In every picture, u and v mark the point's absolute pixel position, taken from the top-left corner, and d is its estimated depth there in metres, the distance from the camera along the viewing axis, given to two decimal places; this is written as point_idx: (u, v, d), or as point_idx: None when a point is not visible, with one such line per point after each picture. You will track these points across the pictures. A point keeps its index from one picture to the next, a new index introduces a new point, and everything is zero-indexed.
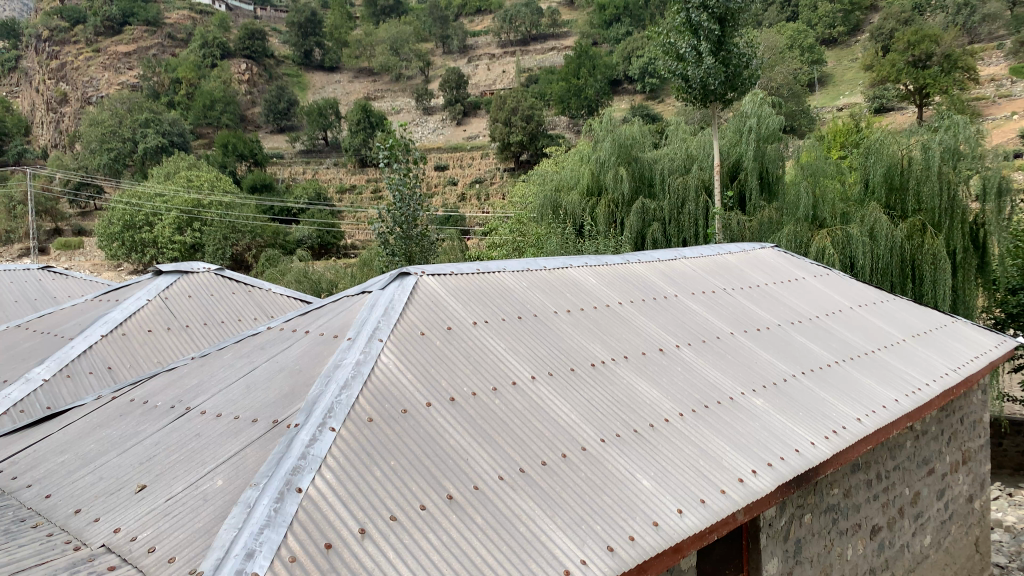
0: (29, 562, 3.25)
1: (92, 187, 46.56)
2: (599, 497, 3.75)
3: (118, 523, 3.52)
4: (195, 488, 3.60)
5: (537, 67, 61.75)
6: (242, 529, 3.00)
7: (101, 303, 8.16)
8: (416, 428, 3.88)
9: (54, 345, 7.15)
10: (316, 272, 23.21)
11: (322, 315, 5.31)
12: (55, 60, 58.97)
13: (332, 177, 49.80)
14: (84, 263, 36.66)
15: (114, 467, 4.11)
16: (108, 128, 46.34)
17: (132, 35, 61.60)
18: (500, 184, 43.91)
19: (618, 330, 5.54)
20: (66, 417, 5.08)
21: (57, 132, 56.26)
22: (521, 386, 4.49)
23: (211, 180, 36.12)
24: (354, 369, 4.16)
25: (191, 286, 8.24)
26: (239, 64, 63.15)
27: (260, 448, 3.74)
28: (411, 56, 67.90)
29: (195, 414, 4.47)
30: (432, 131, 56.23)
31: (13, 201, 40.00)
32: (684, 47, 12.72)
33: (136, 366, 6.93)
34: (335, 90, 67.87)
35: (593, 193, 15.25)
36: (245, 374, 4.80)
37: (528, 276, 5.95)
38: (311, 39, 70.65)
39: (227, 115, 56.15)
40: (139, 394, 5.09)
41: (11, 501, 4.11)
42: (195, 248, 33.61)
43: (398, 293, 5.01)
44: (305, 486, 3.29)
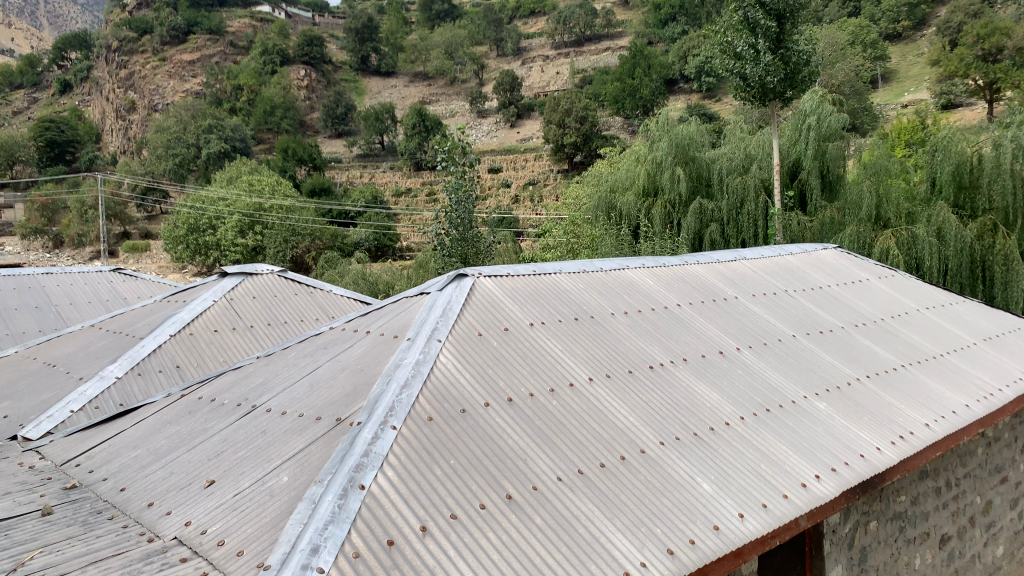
0: (106, 552, 3.40)
1: (158, 192, 47.31)
2: (659, 500, 3.74)
3: (188, 517, 3.64)
4: (262, 484, 3.71)
5: (592, 67, 61.45)
6: (308, 525, 3.08)
7: (170, 303, 8.44)
8: (474, 428, 3.92)
9: (126, 344, 7.39)
10: (373, 274, 23.51)
11: (381, 316, 5.40)
12: (123, 69, 61.11)
13: (388, 181, 50.44)
14: (150, 266, 37.82)
15: (185, 462, 4.26)
16: (172, 135, 48.23)
17: (196, 43, 63.35)
18: (554, 185, 43.84)
19: (677, 333, 5.50)
20: (137, 414, 5.27)
21: (125, 139, 58.71)
22: (579, 388, 4.48)
23: (272, 184, 36.40)
24: (414, 368, 4.21)
25: (255, 287, 8.45)
26: (299, 70, 64.42)
27: (325, 446, 3.82)
28: (465, 59, 68.07)
29: (261, 412, 4.59)
30: (486, 134, 56.55)
31: (85, 205, 41.68)
32: (742, 45, 12.54)
33: (203, 365, 7.13)
34: (391, 95, 68.74)
35: (649, 193, 15.14)
36: (308, 373, 4.90)
37: (584, 277, 5.94)
38: (367, 44, 71.94)
39: (287, 120, 57.35)
40: (207, 391, 5.25)
41: (87, 494, 4.28)
42: (256, 250, 34.71)
43: (456, 293, 5.06)
44: (368, 483, 3.36)
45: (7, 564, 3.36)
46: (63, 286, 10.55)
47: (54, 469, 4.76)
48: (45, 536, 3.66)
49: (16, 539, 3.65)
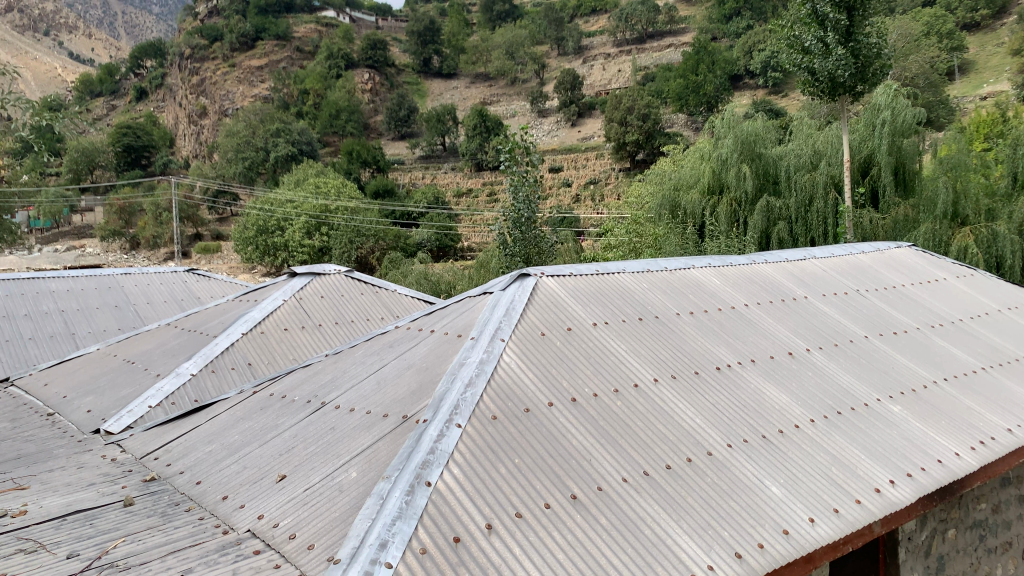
0: (184, 543, 3.53)
1: (229, 195, 48.67)
2: (726, 503, 3.68)
3: (261, 510, 3.75)
4: (332, 479, 3.79)
5: (654, 64, 60.79)
6: (376, 520, 3.14)
7: (242, 303, 8.68)
8: (538, 428, 3.92)
9: (199, 342, 7.62)
10: (436, 274, 23.77)
11: (446, 315, 5.45)
12: (196, 76, 63.25)
13: (449, 181, 50.82)
14: (221, 266, 39.02)
15: (257, 457, 4.38)
16: (242, 138, 49.59)
17: (265, 49, 65.05)
18: (616, 184, 43.46)
19: (745, 333, 5.41)
20: (212, 409, 5.45)
21: (197, 144, 60.89)
22: (644, 389, 4.44)
23: (338, 186, 37.29)
24: (479, 367, 4.24)
25: (323, 287, 8.63)
26: (363, 73, 65.53)
27: (391, 444, 3.88)
28: (526, 59, 68.01)
29: (330, 408, 4.69)
30: (547, 133, 56.55)
31: (160, 208, 43.25)
32: (810, 39, 12.25)
33: (274, 363, 7.31)
34: (453, 97, 69.31)
35: (714, 191, 14.90)
36: (375, 371, 4.99)
37: (648, 276, 5.88)
38: (430, 46, 72.74)
39: (351, 123, 58.39)
40: (278, 388, 5.39)
41: (166, 486, 4.43)
42: (322, 251, 35.19)
43: (519, 293, 5.07)
44: (434, 480, 3.40)
45: (92, 551, 3.50)
46: (140, 286, 10.96)
47: (134, 462, 4.95)
48: (128, 525, 3.82)
49: (100, 528, 3.82)
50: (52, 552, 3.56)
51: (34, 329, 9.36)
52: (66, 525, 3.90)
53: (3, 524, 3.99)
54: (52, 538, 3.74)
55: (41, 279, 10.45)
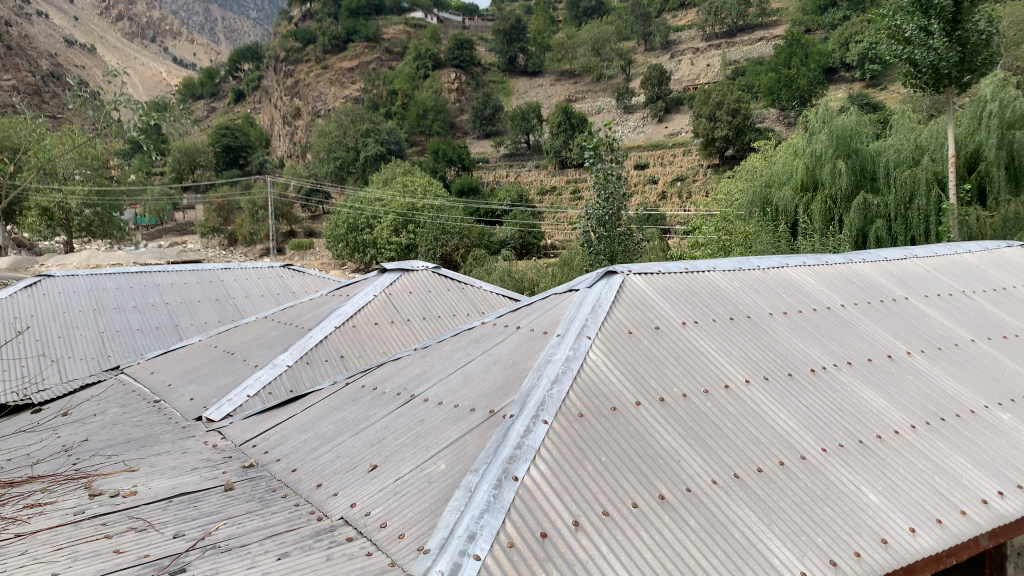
0: (281, 527, 3.67)
1: (321, 194, 50.03)
2: (820, 509, 3.57)
3: (353, 498, 3.86)
4: (421, 471, 3.87)
5: (744, 58, 59.22)
6: (465, 512, 3.21)
7: (335, 297, 8.93)
8: (625, 426, 3.88)
9: (295, 335, 7.88)
10: (519, 271, 23.77)
11: (531, 312, 5.46)
12: (290, 78, 65.55)
13: (533, 179, 50.87)
14: (314, 263, 40.27)
15: (349, 447, 4.50)
16: (333, 138, 51.07)
17: (355, 51, 66.65)
18: (704, 180, 42.57)
19: (841, 334, 5.22)
20: (307, 399, 5.65)
21: (291, 144, 63.15)
22: (734, 391, 4.35)
23: (424, 184, 37.84)
24: (565, 365, 4.23)
25: (411, 283, 8.79)
26: (450, 73, 66.28)
27: (479, 436, 3.94)
28: (612, 55, 67.32)
29: (419, 401, 4.78)
30: (632, 130, 56.01)
31: (256, 206, 44.99)
32: (911, 28, 11.74)
33: (365, 355, 7.51)
34: (538, 94, 69.39)
35: (807, 188, 14.44)
36: (462, 365, 5.06)
37: (739, 275, 5.73)
38: (515, 44, 73.19)
39: (438, 122, 59.08)
40: (369, 380, 5.54)
41: (264, 472, 4.61)
42: (409, 248, 35.85)
43: (606, 290, 5.03)
44: (521, 475, 3.42)
45: (196, 532, 3.70)
46: (239, 280, 11.41)
47: (234, 449, 5.17)
48: (229, 509, 4.00)
49: (203, 510, 4.01)
50: (159, 531, 3.76)
51: (141, 320, 9.86)
52: (172, 506, 4.12)
53: (116, 503, 4.24)
54: (159, 518, 3.95)
55: (149, 272, 10.98)
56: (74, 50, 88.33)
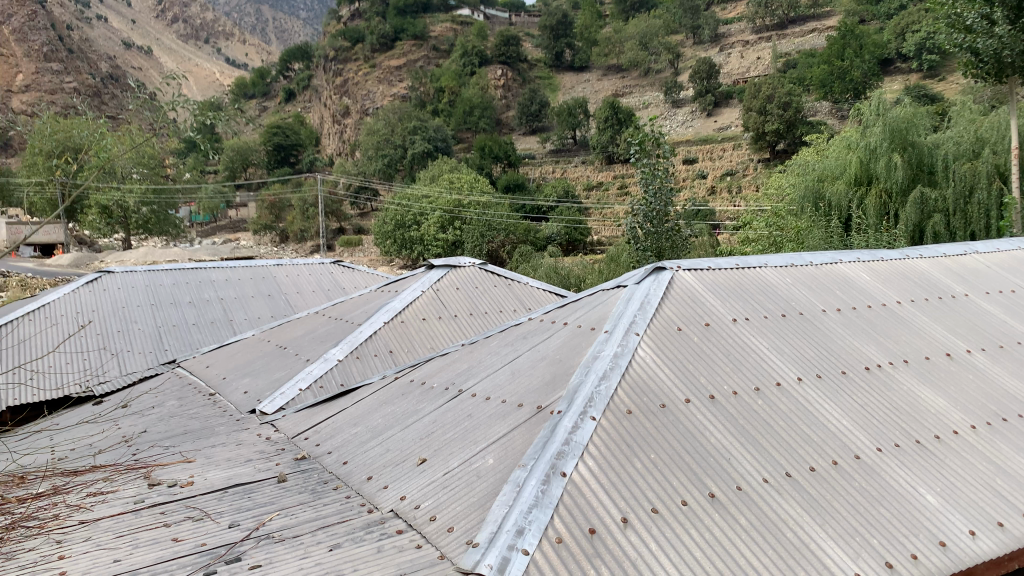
0: (332, 519, 3.74)
1: (369, 191, 50.66)
2: (875, 509, 3.49)
3: (403, 491, 3.91)
4: (469, 465, 3.90)
5: (796, 51, 58.08)
6: (513, 507, 3.23)
7: (383, 293, 9.03)
8: (675, 424, 3.85)
9: (345, 330, 7.98)
10: (565, 267, 23.71)
11: (578, 308, 5.44)
12: (339, 77, 66.53)
13: (580, 175, 50.69)
14: (362, 259, 40.80)
15: (399, 440, 4.56)
16: (381, 137, 51.61)
17: (403, 49, 67.21)
18: (754, 175, 41.92)
19: (897, 332, 5.10)
20: (357, 393, 5.73)
21: (340, 142, 64.16)
22: (786, 388, 4.28)
23: (470, 181, 38.03)
24: (613, 361, 4.21)
25: (458, 279, 8.83)
26: (496, 69, 66.35)
27: (526, 432, 3.95)
28: (660, 49, 66.51)
29: (467, 396, 4.81)
30: (681, 124, 55.47)
31: (307, 203, 45.68)
32: (973, 17, 11.32)
33: (413, 351, 7.57)
34: (585, 90, 69.14)
35: (861, 182, 14.13)
36: (510, 361, 5.07)
37: (791, 271, 5.62)
38: (562, 40, 73.13)
39: (485, 119, 59.21)
40: (418, 375, 5.60)
41: (315, 465, 4.69)
42: (456, 245, 35.83)
43: (654, 287, 4.98)
44: (569, 471, 3.42)
45: (250, 522, 3.78)
46: (290, 276, 11.62)
47: (287, 441, 5.27)
48: (282, 500, 4.08)
49: (258, 501, 4.10)
50: (216, 521, 3.86)
51: (196, 315, 10.10)
52: (227, 496, 4.22)
53: (174, 493, 4.37)
54: (216, 508, 4.05)
55: (204, 269, 11.24)
56: (132, 52, 90.93)
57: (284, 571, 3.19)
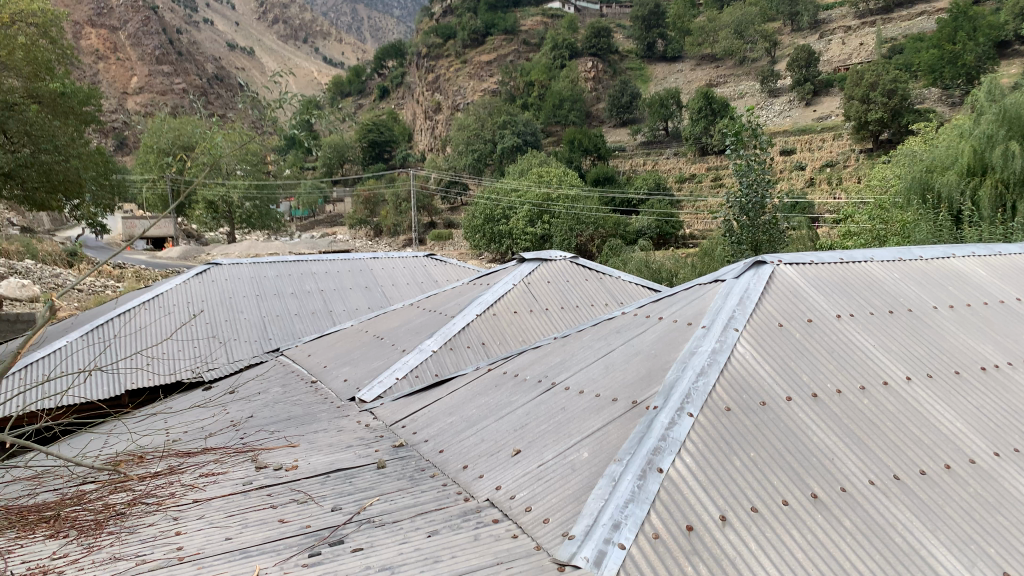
0: (430, 506, 3.83)
1: (459, 185, 52.18)
2: (992, 518, 3.31)
3: (498, 481, 3.96)
4: (564, 457, 3.93)
5: (903, 35, 55.40)
6: (610, 502, 3.22)
7: (476, 286, 9.14)
8: (775, 422, 3.76)
9: (439, 322, 8.12)
10: (657, 261, 23.35)
11: (674, 302, 5.35)
12: (431, 73, 67.93)
13: (671, 167, 50.11)
14: (452, 253, 41.39)
15: (493, 431, 4.61)
16: (472, 131, 52.09)
17: (493, 44, 67.76)
18: (856, 166, 40.20)
19: (1014, 329, 4.82)
20: (452, 383, 5.84)
21: (432, 137, 65.61)
22: (894, 387, 4.10)
23: (559, 175, 37.51)
24: (711, 357, 4.13)
25: (551, 273, 8.84)
26: (586, 62, 65.89)
27: (622, 426, 3.94)
28: (756, 37, 64.60)
29: (560, 389, 4.83)
30: (778, 114, 53.88)
31: (400, 198, 46.74)
32: None
33: (505, 343, 7.61)
34: (677, 80, 67.98)
35: (975, 172, 13.35)
36: (602, 356, 5.05)
37: (899, 266, 5.38)
38: (654, 30, 72.34)
39: (575, 112, 58.78)
40: (511, 367, 5.65)
41: (412, 452, 4.80)
42: (544, 238, 35.64)
43: (755, 281, 4.87)
44: (665, 468, 3.38)
45: (352, 506, 3.92)
46: (386, 269, 11.91)
47: (385, 428, 5.42)
48: (382, 485, 4.19)
49: (358, 486, 4.24)
50: (319, 504, 4.01)
51: (298, 305, 10.47)
52: (330, 480, 4.38)
53: (280, 476, 4.56)
54: (319, 491, 4.20)
55: (305, 261, 11.64)
56: (235, 54, 95.31)
57: (386, 554, 3.29)
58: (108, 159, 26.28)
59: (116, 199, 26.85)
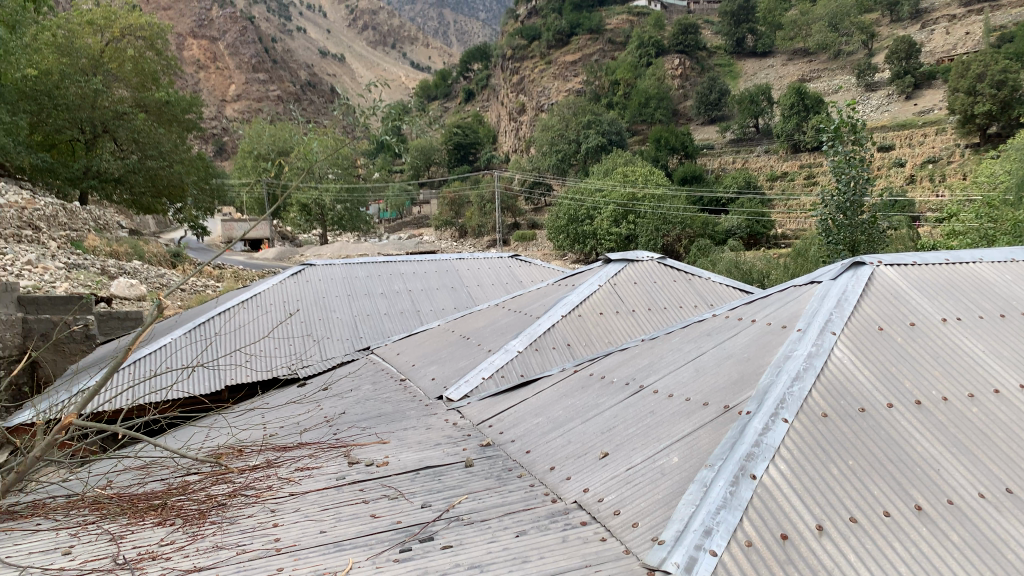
0: (518, 506, 3.84)
1: (543, 186, 52.25)
2: None
3: (586, 484, 3.94)
4: (653, 462, 3.87)
5: (1013, 22, 52.39)
6: (701, 508, 3.16)
7: (561, 287, 9.14)
8: (877, 429, 3.61)
9: (525, 322, 8.14)
10: (748, 262, 22.72)
11: (767, 305, 5.20)
12: (517, 75, 68.59)
13: (762, 165, 48.85)
14: (536, 254, 41.48)
15: (580, 433, 4.60)
16: (556, 132, 52.15)
17: (578, 44, 67.65)
18: (961, 161, 38.18)
19: None
20: (539, 384, 5.86)
21: (517, 139, 66.24)
22: (1007, 396, 3.86)
23: (645, 174, 37.00)
24: (807, 361, 4.00)
25: (637, 274, 8.75)
26: (673, 59, 64.88)
27: (714, 431, 3.86)
28: (852, 30, 62.35)
29: (648, 392, 4.76)
30: (876, 109, 51.80)
31: (484, 200, 47.22)
32: None
33: (591, 344, 7.57)
34: (768, 75, 66.20)
35: None
36: (693, 359, 4.96)
37: (1010, 268, 5.05)
38: (744, 25, 70.69)
39: (661, 110, 58.02)
40: (597, 368, 5.62)
41: (500, 452, 4.83)
42: (629, 239, 35.26)
43: (853, 282, 4.69)
44: (760, 474, 3.29)
45: (441, 504, 3.98)
46: (471, 269, 12.06)
47: (472, 427, 5.46)
48: (470, 484, 4.24)
49: (447, 484, 4.29)
50: (409, 500, 4.08)
51: (388, 305, 10.70)
52: (419, 477, 4.45)
53: (372, 472, 4.67)
54: (409, 488, 4.29)
55: (394, 261, 11.89)
56: (326, 61, 98.56)
57: (475, 552, 3.33)
58: (208, 165, 27.49)
59: (215, 203, 27.95)
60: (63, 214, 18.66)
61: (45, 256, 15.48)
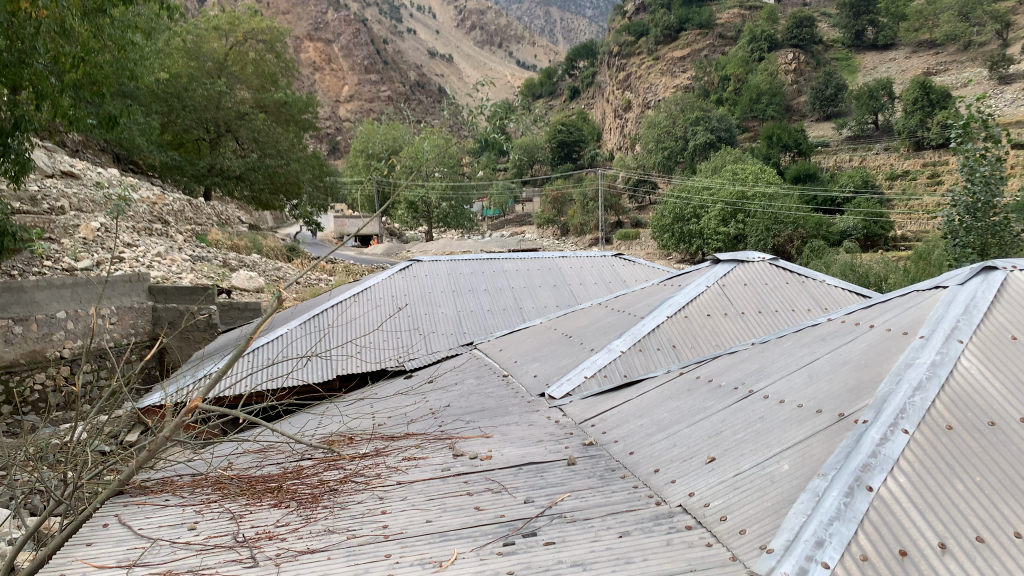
0: (621, 506, 3.83)
1: (648, 183, 51.52)
2: None
3: (692, 488, 3.88)
4: (762, 469, 3.78)
5: None
6: (812, 518, 3.06)
7: (666, 286, 9.00)
8: (1007, 446, 3.40)
9: (628, 323, 8.07)
10: (864, 264, 21.66)
11: (887, 310, 4.96)
12: (623, 72, 69.70)
13: (882, 163, 46.49)
14: (640, 253, 41.07)
15: (685, 436, 4.53)
16: (663, 129, 51.36)
17: (687, 39, 66.29)
18: None
19: None
20: (642, 386, 5.81)
21: (622, 136, 66.89)
22: None
23: (756, 171, 35.82)
24: (930, 370, 3.80)
25: (747, 275, 8.52)
26: (787, 54, 62.46)
27: (828, 439, 3.72)
28: (985, 18, 58.55)
29: (758, 397, 4.64)
30: (1010, 102, 48.38)
31: (587, 197, 47.12)
32: None
33: (697, 346, 7.41)
34: (890, 69, 63.09)
35: None
36: (806, 364, 4.80)
37: None
38: (863, 17, 67.54)
39: (773, 106, 56.15)
40: (704, 371, 5.51)
41: (602, 452, 4.81)
42: (738, 238, 34.60)
43: (982, 288, 4.41)
44: (877, 486, 3.15)
45: (543, 500, 4.01)
46: (574, 268, 12.03)
47: (574, 426, 5.48)
48: (573, 482, 4.25)
49: (550, 480, 4.32)
50: (512, 494, 4.14)
51: (491, 301, 10.84)
52: (522, 473, 4.51)
53: (475, 465, 4.76)
54: (511, 482, 4.34)
55: (498, 260, 12.01)
56: (435, 61, 100.96)
57: (577, 551, 3.33)
58: (323, 163, 28.56)
59: (329, 199, 29.05)
60: (190, 208, 19.77)
61: (173, 248, 16.46)
